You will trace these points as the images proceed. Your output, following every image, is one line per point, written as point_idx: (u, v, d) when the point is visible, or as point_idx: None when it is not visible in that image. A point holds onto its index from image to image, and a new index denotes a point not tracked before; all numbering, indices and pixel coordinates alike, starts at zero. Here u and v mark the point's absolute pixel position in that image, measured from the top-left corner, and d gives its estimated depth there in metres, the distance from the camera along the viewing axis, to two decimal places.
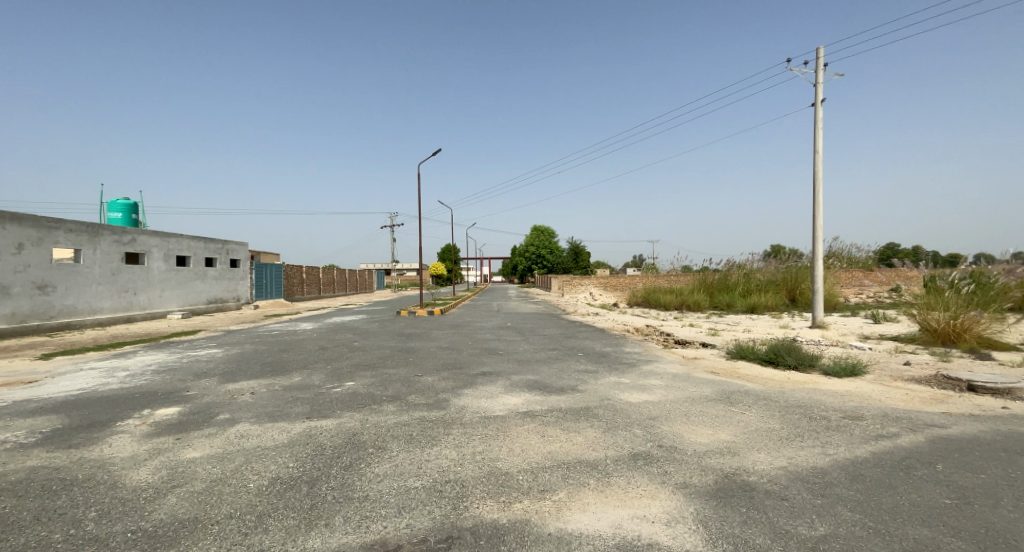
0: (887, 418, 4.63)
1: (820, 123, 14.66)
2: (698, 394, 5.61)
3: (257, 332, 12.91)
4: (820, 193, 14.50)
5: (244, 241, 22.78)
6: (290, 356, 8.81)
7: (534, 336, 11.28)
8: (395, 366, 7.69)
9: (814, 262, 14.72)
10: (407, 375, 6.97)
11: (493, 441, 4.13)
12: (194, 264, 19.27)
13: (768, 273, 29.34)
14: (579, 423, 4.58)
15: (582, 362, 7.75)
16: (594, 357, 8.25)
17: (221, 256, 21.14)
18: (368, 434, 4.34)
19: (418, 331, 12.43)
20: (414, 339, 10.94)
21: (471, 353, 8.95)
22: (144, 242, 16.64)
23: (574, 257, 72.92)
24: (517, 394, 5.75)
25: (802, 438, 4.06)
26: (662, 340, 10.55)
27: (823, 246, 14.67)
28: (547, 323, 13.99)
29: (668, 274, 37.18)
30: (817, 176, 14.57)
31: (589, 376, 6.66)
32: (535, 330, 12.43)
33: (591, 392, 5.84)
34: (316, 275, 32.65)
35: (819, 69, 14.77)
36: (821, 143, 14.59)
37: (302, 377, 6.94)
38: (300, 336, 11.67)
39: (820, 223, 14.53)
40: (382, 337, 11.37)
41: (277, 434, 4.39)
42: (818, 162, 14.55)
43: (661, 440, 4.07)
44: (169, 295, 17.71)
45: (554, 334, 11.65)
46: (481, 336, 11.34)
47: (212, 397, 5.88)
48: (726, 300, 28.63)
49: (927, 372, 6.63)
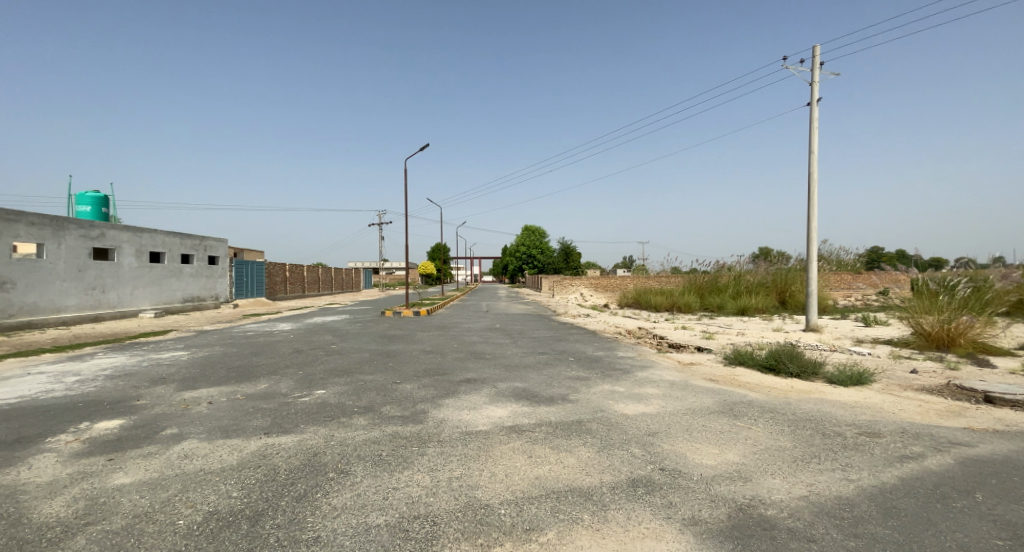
0: (907, 434, 4.22)
1: (816, 122, 14.36)
2: (700, 406, 5.18)
3: (231, 333, 12.25)
4: (815, 194, 14.22)
5: (224, 237, 21.99)
6: (260, 360, 8.22)
7: (523, 339, 10.79)
8: (373, 372, 7.15)
9: (808, 264, 14.45)
10: (384, 382, 6.43)
11: (472, 463, 3.62)
12: (169, 261, 18.50)
13: (758, 276, 29.20)
14: (570, 440, 4.10)
15: (573, 368, 7.27)
16: (586, 362, 7.78)
17: (199, 252, 20.36)
18: (332, 454, 3.81)
19: (401, 333, 11.87)
20: (396, 341, 10.38)
21: (456, 357, 8.44)
22: (113, 237, 15.84)
23: (565, 257, 72.56)
24: (502, 405, 5.25)
25: (819, 460, 3.62)
26: (656, 344, 10.13)
27: (817, 248, 14.40)
28: (537, 325, 13.51)
29: (658, 276, 36.92)
30: (812, 177, 14.28)
31: (581, 384, 6.19)
32: (524, 332, 11.96)
33: (583, 403, 5.36)
34: (300, 273, 31.83)
35: (814, 67, 14.45)
36: (816, 143, 14.30)
37: (268, 384, 6.37)
38: (276, 337, 11.04)
39: (814, 225, 14.25)
40: (362, 339, 10.80)
41: (226, 454, 3.85)
42: (813, 162, 14.26)
43: (663, 462, 3.60)
44: (141, 293, 16.93)
45: (543, 336, 11.18)
46: (468, 339, 10.82)
47: (164, 408, 5.29)
48: (716, 302, 28.43)
49: (937, 381, 6.26)
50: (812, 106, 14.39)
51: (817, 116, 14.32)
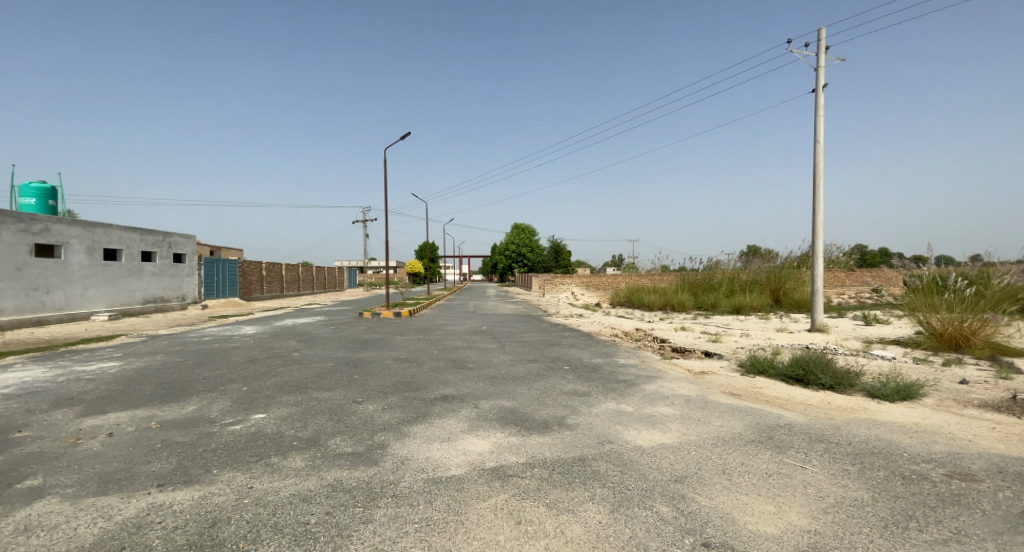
0: (1012, 477, 3.22)
1: (821, 110, 13.47)
2: (730, 432, 4.14)
3: (184, 338, 10.98)
4: (820, 186, 13.36)
5: (191, 234, 20.60)
6: (202, 372, 7.02)
7: (511, 343, 9.69)
8: (331, 388, 5.99)
9: (813, 260, 13.59)
10: (341, 403, 5.29)
11: (435, 538, 2.52)
12: (127, 259, 17.11)
13: (752, 273, 28.53)
14: (573, 494, 3.02)
15: (569, 380, 6.21)
16: (583, 373, 6.71)
17: (162, 250, 18.95)
18: (236, 523, 2.69)
19: (376, 337, 10.69)
20: (369, 347, 9.23)
21: (434, 367, 7.33)
22: (59, 233, 14.43)
23: (554, 255, 71.60)
24: (482, 434, 4.15)
25: (919, 526, 2.59)
26: (658, 349, 9.10)
27: (823, 242, 13.52)
28: (527, 327, 12.45)
29: (649, 274, 36.16)
30: (818, 168, 13.41)
31: (580, 402, 5.13)
32: (513, 335, 10.90)
33: (584, 429, 4.29)
34: (278, 272, 30.37)
35: (821, 52, 13.56)
36: (822, 132, 13.42)
37: (198, 406, 5.20)
38: (233, 344, 9.83)
39: (821, 219, 13.38)
40: (331, 344, 9.63)
41: (84, 525, 2.70)
42: (819, 152, 13.38)
43: (704, 532, 2.54)
44: (93, 294, 15.54)
45: (534, 340, 10.11)
46: (449, 343, 9.69)
47: (46, 443, 4.12)
48: (710, 300, 27.68)
49: (998, 394, 5.29)
50: (818, 92, 13.50)
51: (823, 103, 13.43)
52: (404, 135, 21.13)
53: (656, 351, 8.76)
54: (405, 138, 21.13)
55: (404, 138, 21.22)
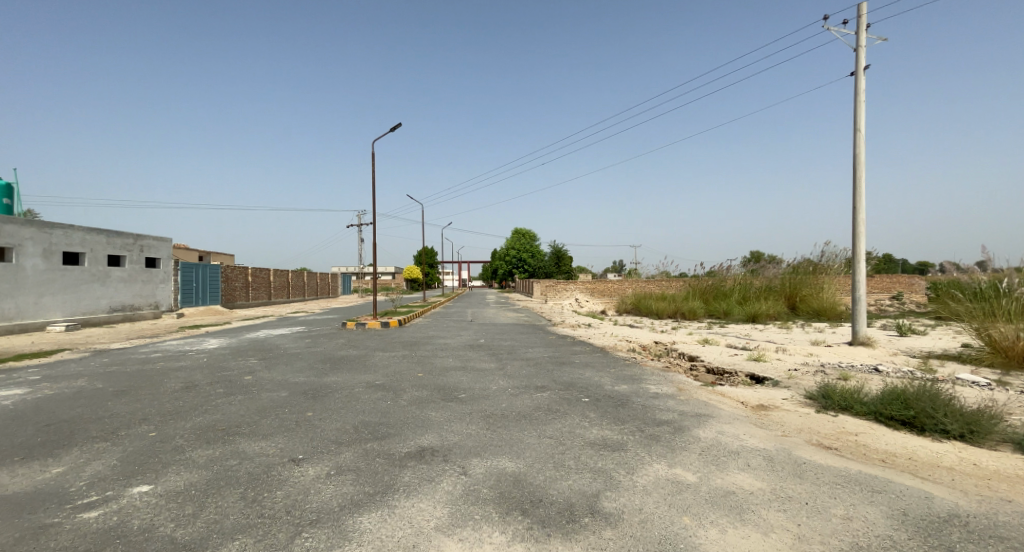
0: None
1: (861, 96, 12.00)
2: (875, 535, 2.52)
3: (131, 354, 9.38)
4: (861, 182, 11.85)
5: (167, 236, 19.06)
6: (115, 406, 5.42)
7: (514, 362, 8.06)
8: (270, 434, 4.39)
9: (854, 264, 12.09)
10: (271, 463, 3.69)
11: None
12: (91, 264, 15.57)
13: (766, 280, 26.97)
14: None
15: (592, 422, 4.61)
16: (609, 409, 5.12)
17: (133, 253, 17.41)
18: None
19: (355, 354, 9.07)
20: (342, 367, 7.61)
21: (415, 397, 5.71)
22: (9, 233, 12.90)
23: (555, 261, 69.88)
24: (470, 539, 2.54)
25: None
26: (693, 372, 7.48)
27: (864, 245, 11.99)
28: (531, 340, 10.86)
29: (656, 280, 34.62)
30: (857, 162, 11.94)
31: (617, 464, 3.52)
32: (516, 350, 9.26)
33: (632, 525, 2.68)
34: (266, 278, 28.83)
35: (860, 32, 12.14)
36: (862, 122, 11.96)
37: (64, 471, 3.58)
38: (182, 363, 8.23)
39: (862, 218, 11.89)
40: (297, 363, 8.02)
41: None
42: (858, 143, 11.90)
43: None
44: (49, 301, 13.98)
45: (540, 357, 8.47)
46: (439, 362, 8.04)
47: None
48: (723, 308, 26.11)
49: None
50: (857, 76, 12.04)
51: (864, 89, 11.96)
52: (395, 126, 19.51)
53: (690, 375, 7.15)
54: (397, 130, 19.51)
55: (393, 130, 19.51)
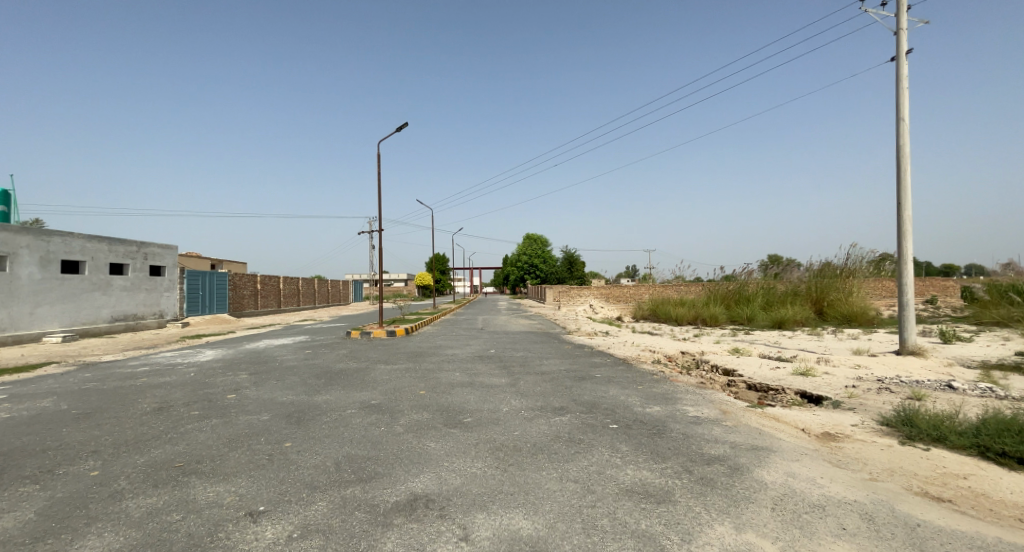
0: None
1: (904, 82, 10.97)
2: None
3: (118, 368, 8.79)
4: (906, 175, 10.83)
5: (172, 244, 18.67)
6: (70, 434, 4.73)
7: (528, 376, 7.19)
8: (234, 474, 3.62)
9: (900, 266, 11.01)
10: (221, 519, 2.91)
11: None
12: (92, 272, 15.18)
13: (792, 284, 25.71)
14: None
15: (626, 460, 3.75)
16: (643, 440, 4.25)
17: (137, 261, 17.04)
18: None
19: (354, 367, 8.30)
20: (336, 384, 6.83)
21: (413, 422, 4.91)
22: (4, 241, 12.51)
23: (568, 267, 68.73)
24: None
25: None
26: (732, 390, 6.56)
27: (911, 244, 10.91)
28: (545, 351, 10.02)
29: (674, 285, 33.49)
30: (902, 153, 10.90)
31: (666, 528, 2.66)
32: (530, 363, 8.37)
33: None
34: (275, 286, 28.46)
35: (903, 12, 11.15)
36: (906, 109, 10.96)
37: None
38: (167, 378, 7.58)
39: (908, 214, 10.84)
40: (288, 379, 7.29)
41: None
42: (903, 132, 10.88)
43: None
44: (47, 311, 13.59)
45: (556, 371, 7.59)
46: (445, 377, 7.22)
47: None
48: (746, 314, 24.89)
49: None
50: (899, 60, 11.05)
51: (908, 73, 10.95)
52: (400, 127, 18.39)
53: (731, 395, 6.24)
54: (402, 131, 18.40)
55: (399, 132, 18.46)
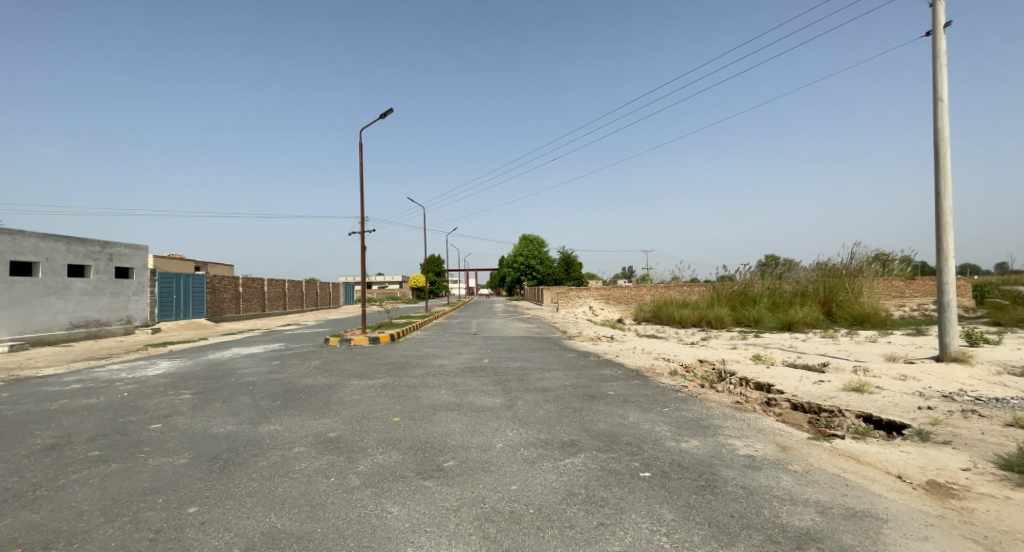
0: None
1: (943, 58, 9.90)
2: None
3: (46, 386, 7.49)
4: (946, 161, 9.74)
5: (141, 244, 17.35)
6: None
7: (527, 396, 5.94)
8: None
9: (939, 262, 9.88)
10: None
11: None
12: (47, 275, 13.86)
13: (800, 283, 24.63)
14: None
15: (676, 539, 2.55)
16: (690, 498, 3.06)
17: (100, 263, 15.71)
18: None
19: (322, 384, 7.05)
20: (292, 407, 5.59)
21: (377, 468, 3.69)
22: None
23: (564, 268, 67.43)
24: None
25: None
26: (779, 415, 5.33)
27: (953, 238, 9.79)
28: (547, 360, 8.80)
29: (677, 285, 32.38)
30: (940, 137, 9.82)
31: None
32: (529, 377, 7.12)
33: None
34: (259, 288, 27.10)
35: None
36: (945, 89, 9.90)
37: None
38: (93, 400, 6.31)
39: (949, 205, 9.73)
40: (237, 400, 6.02)
41: None
42: (940, 114, 9.83)
43: None
44: None
45: (561, 388, 6.34)
46: (426, 397, 5.96)
47: None
48: (753, 315, 23.77)
49: None
50: (936, 35, 10.00)
51: (945, 48, 9.90)
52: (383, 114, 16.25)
53: (780, 422, 5.02)
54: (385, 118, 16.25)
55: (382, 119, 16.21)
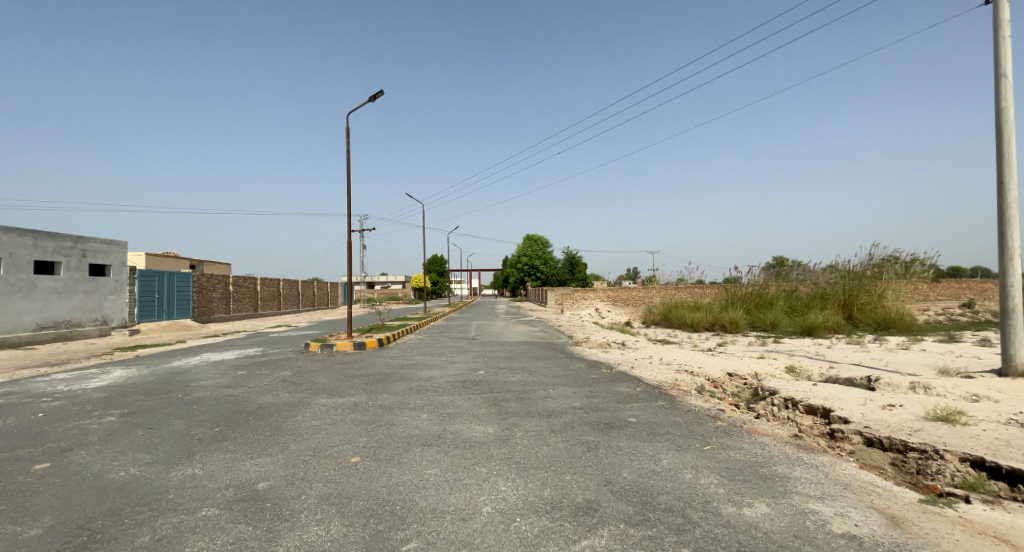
0: None
1: (1006, 28, 8.62)
2: None
3: None
4: (1010, 144, 8.45)
5: (119, 240, 16.30)
6: None
7: (528, 424, 4.72)
8: None
9: (1003, 262, 8.56)
10: None
11: None
12: (10, 271, 12.78)
13: (819, 285, 23.22)
14: None
15: None
16: None
17: (72, 259, 14.66)
18: None
19: (281, 402, 5.88)
20: (230, 438, 4.41)
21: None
22: None
23: (569, 269, 66.13)
24: None
25: None
26: (858, 460, 4.07)
27: (1018, 234, 8.48)
28: (551, 373, 7.57)
29: (688, 287, 31.03)
30: (1003, 118, 8.53)
31: None
32: (530, 397, 5.89)
33: None
34: (251, 288, 26.06)
35: None
36: (1008, 63, 8.61)
37: None
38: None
39: (1013, 197, 8.43)
40: (164, 426, 4.83)
41: None
42: (1002, 92, 8.55)
43: None
44: None
45: (569, 413, 5.12)
46: (401, 425, 4.77)
47: None
48: (770, 318, 22.41)
49: None
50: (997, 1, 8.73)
51: (1008, 17, 8.63)
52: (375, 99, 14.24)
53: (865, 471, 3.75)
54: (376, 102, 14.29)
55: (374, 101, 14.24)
